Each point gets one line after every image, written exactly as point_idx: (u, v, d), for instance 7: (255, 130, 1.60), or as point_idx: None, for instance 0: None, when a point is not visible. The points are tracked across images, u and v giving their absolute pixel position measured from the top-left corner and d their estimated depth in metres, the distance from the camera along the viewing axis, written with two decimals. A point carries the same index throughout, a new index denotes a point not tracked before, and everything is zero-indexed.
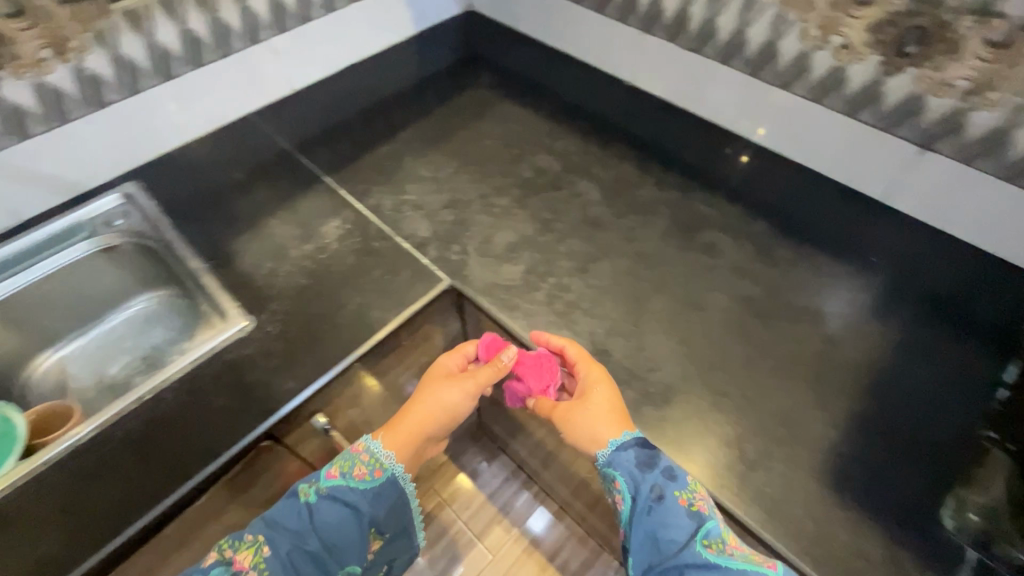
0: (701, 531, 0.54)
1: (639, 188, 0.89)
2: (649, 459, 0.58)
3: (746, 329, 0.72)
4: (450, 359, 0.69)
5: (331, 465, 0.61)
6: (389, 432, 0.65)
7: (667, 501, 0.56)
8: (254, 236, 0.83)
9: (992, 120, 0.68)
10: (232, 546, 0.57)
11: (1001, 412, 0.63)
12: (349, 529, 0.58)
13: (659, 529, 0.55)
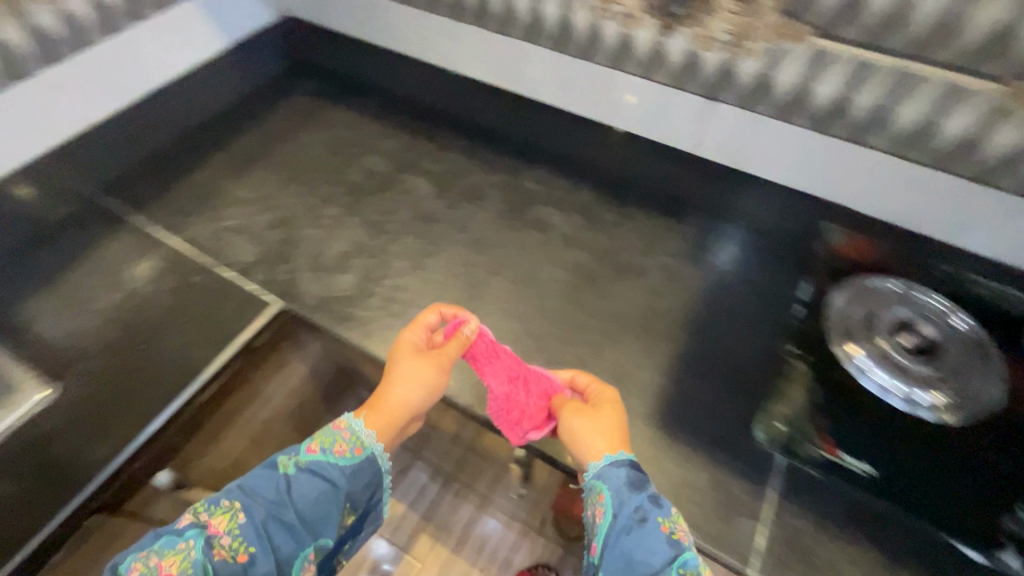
0: (682, 561, 0.50)
1: (470, 177, 0.90)
2: (639, 483, 0.55)
3: (576, 296, 0.75)
4: (417, 332, 0.65)
5: (311, 439, 0.59)
6: (370, 411, 0.61)
7: (651, 525, 0.52)
8: (47, 295, 0.75)
9: (755, 66, 0.72)
10: (207, 509, 0.55)
11: (800, 326, 0.71)
12: (326, 507, 0.56)
13: (635, 552, 0.50)
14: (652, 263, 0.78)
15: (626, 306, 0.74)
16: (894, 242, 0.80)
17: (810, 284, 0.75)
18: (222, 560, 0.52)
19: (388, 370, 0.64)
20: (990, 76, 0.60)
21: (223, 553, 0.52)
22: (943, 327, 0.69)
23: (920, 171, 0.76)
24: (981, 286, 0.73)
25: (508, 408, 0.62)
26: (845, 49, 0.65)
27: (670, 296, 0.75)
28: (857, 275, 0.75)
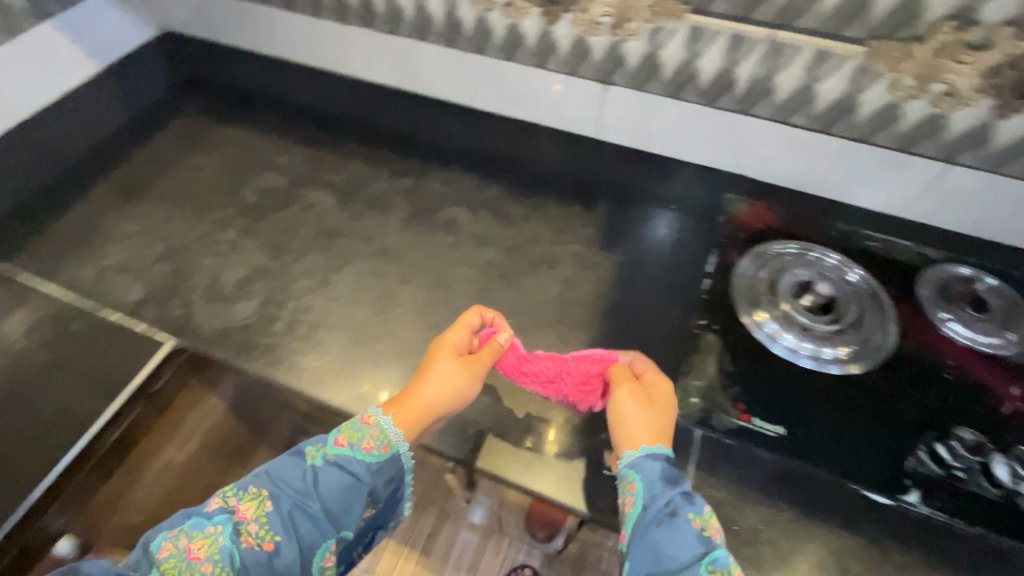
0: (713, 556, 0.47)
1: (374, 183, 0.86)
2: (676, 481, 0.53)
3: (490, 296, 0.73)
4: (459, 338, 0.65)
5: (340, 432, 0.56)
6: (401, 408, 0.59)
7: (681, 520, 0.50)
8: None
9: (641, 47, 0.76)
10: (235, 494, 0.52)
11: (707, 300, 0.71)
12: (351, 502, 0.53)
13: (668, 542, 0.49)
14: (564, 251, 0.78)
15: (540, 299, 0.73)
16: (791, 208, 0.82)
17: (716, 258, 0.76)
18: (249, 547, 0.49)
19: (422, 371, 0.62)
20: (852, 40, 0.65)
21: (249, 541, 0.50)
22: (837, 285, 0.72)
23: (804, 137, 0.78)
24: (870, 240, 0.78)
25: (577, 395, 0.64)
26: (722, 24, 0.69)
27: (584, 283, 0.75)
28: (760, 241, 0.77)
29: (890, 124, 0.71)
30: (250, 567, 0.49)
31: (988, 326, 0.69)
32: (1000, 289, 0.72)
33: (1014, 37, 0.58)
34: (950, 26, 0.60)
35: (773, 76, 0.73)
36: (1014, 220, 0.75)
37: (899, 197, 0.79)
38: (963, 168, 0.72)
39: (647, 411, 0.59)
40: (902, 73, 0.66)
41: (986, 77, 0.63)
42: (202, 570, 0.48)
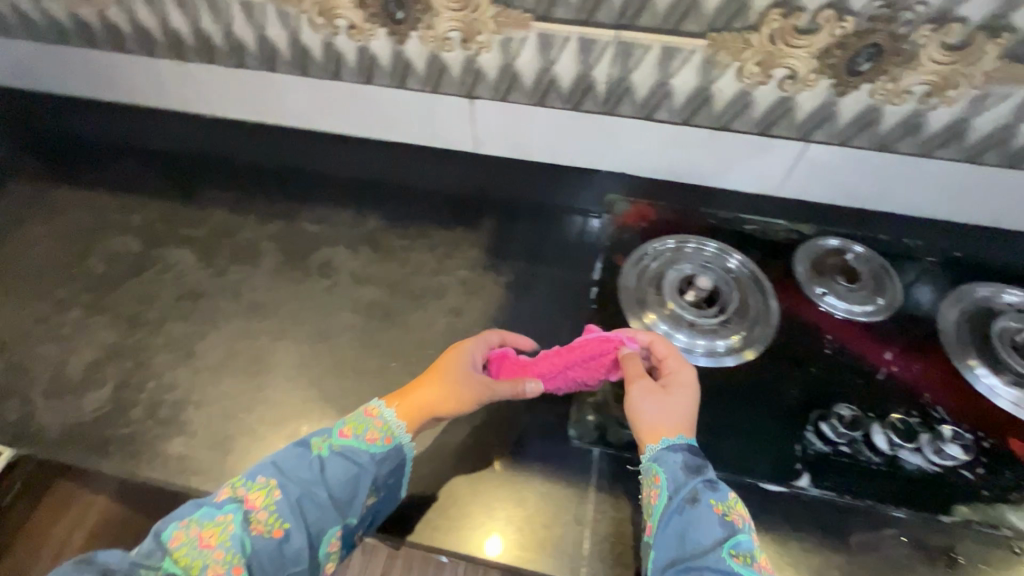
0: (737, 540, 0.45)
1: (240, 233, 0.80)
2: (703, 471, 0.50)
3: (374, 340, 0.69)
4: (471, 346, 0.61)
5: (344, 423, 0.54)
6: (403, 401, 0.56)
7: (703, 507, 0.48)
8: None
9: (496, 58, 0.74)
10: (244, 483, 0.49)
11: (596, 309, 0.70)
12: (359, 490, 0.51)
13: (687, 530, 0.47)
14: (450, 279, 0.75)
15: (428, 335, 0.69)
16: (672, 201, 0.83)
17: (603, 262, 0.75)
18: (259, 535, 0.46)
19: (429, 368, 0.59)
20: (692, 33, 0.65)
21: (259, 529, 0.46)
22: (720, 275, 0.73)
23: (671, 133, 0.78)
24: (749, 223, 0.80)
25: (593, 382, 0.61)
26: (569, 29, 0.68)
27: (474, 311, 0.72)
28: (642, 242, 0.77)
29: (745, 111, 0.72)
30: (261, 557, 0.45)
31: (862, 294, 0.72)
32: (867, 257, 0.75)
33: (835, 19, 0.60)
34: (778, 13, 0.61)
35: (629, 75, 0.72)
36: (876, 187, 0.77)
37: (770, 180, 0.80)
38: (819, 147, 0.74)
39: (665, 398, 0.55)
40: (746, 61, 0.66)
41: (820, 58, 0.64)
42: (212, 558, 0.43)
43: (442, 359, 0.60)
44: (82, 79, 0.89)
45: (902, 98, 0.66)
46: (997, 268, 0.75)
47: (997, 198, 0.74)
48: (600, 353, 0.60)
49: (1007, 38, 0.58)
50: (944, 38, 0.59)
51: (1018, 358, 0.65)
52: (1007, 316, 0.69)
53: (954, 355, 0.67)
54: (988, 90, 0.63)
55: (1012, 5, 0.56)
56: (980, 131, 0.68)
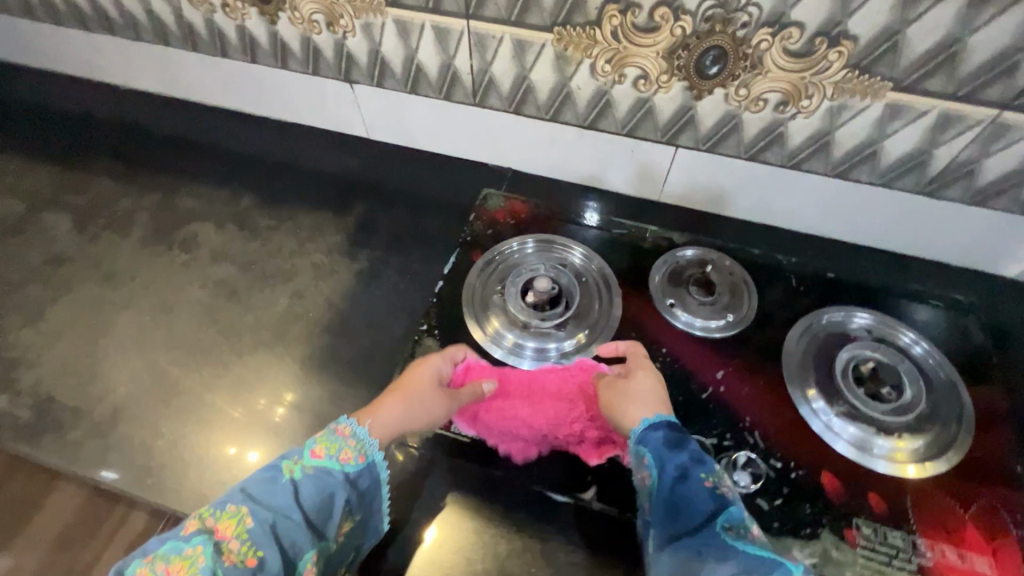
0: (728, 510, 0.44)
1: (119, 202, 0.82)
2: (693, 455, 0.49)
3: (213, 316, 0.70)
4: (439, 361, 0.60)
5: (315, 443, 0.50)
6: (376, 416, 0.54)
7: (692, 481, 0.47)
8: None
9: (362, 43, 0.73)
10: (212, 513, 0.45)
11: (434, 303, 0.70)
12: (332, 513, 0.47)
13: (681, 503, 0.45)
14: (304, 262, 0.75)
15: (266, 316, 0.70)
16: (547, 199, 0.81)
17: (457, 256, 0.74)
18: (231, 566, 0.42)
19: (400, 386, 0.57)
20: (538, 27, 0.63)
21: (231, 560, 0.42)
22: (570, 278, 0.71)
23: (541, 128, 0.76)
24: (618, 227, 0.76)
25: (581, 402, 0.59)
26: (422, 17, 0.67)
27: (318, 295, 0.72)
28: (496, 241, 0.75)
29: (608, 111, 0.70)
30: None
31: (717, 307, 0.69)
32: (729, 267, 0.72)
33: (672, 17, 0.57)
34: (616, 9, 0.59)
35: (489, 67, 0.70)
36: (749, 198, 0.75)
37: (653, 184, 0.78)
38: (685, 151, 0.71)
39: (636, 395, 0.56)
40: (596, 58, 0.64)
41: (667, 59, 0.61)
42: None
43: (410, 376, 0.58)
44: (13, 46, 0.95)
45: (757, 106, 0.63)
46: (869, 290, 0.71)
47: (873, 213, 0.71)
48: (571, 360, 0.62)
49: (849, 46, 0.54)
50: (786, 43, 0.56)
51: (856, 388, 0.62)
52: (856, 342, 0.65)
53: (791, 381, 0.63)
54: (842, 102, 0.59)
55: (847, 11, 0.52)
56: (844, 145, 0.64)
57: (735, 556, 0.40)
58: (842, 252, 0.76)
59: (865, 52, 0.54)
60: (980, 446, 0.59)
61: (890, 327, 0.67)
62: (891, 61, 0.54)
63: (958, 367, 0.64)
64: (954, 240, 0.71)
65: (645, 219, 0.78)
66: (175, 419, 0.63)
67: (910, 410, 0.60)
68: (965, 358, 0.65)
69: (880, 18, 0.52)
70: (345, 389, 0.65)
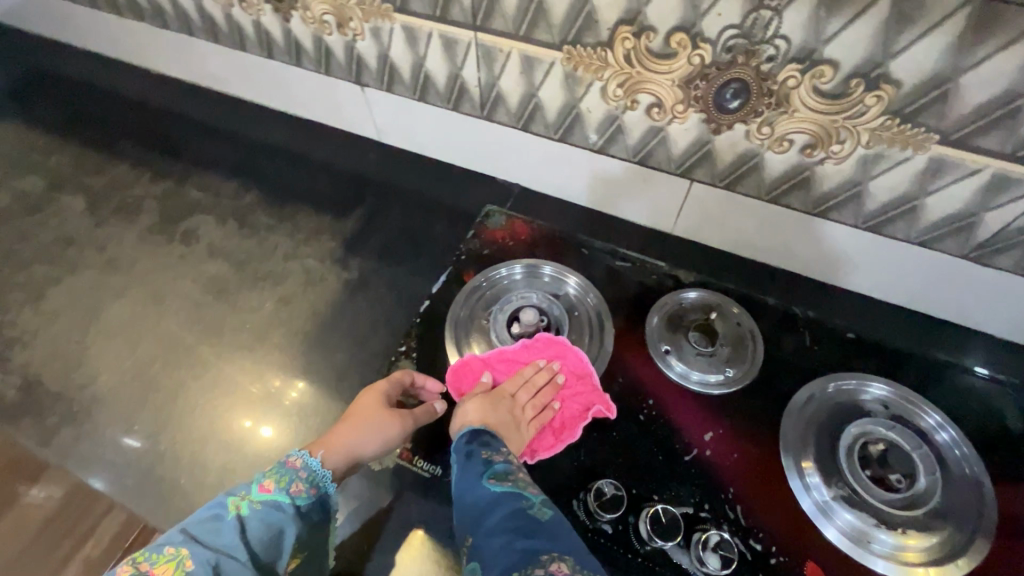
0: (494, 467, 0.51)
1: (132, 188, 0.83)
2: (477, 435, 0.54)
3: (201, 313, 0.70)
4: (387, 385, 0.59)
5: (263, 476, 0.48)
6: (330, 449, 0.53)
7: (473, 460, 0.52)
8: None
9: (372, 47, 0.71)
10: (146, 558, 0.42)
11: (416, 322, 0.67)
12: (280, 553, 0.46)
13: (461, 479, 0.50)
14: (295, 265, 0.74)
15: (251, 319, 0.70)
16: (552, 220, 0.77)
17: (449, 274, 0.71)
18: None
19: (350, 414, 0.57)
20: (547, 44, 0.59)
21: None
22: (560, 312, 0.67)
23: (548, 147, 0.72)
24: (622, 259, 0.71)
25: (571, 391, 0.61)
26: (429, 25, 0.64)
27: (304, 302, 0.71)
28: (489, 263, 0.71)
29: (619, 136, 0.65)
30: None
31: (717, 360, 0.63)
32: (737, 315, 0.66)
33: (690, 45, 0.52)
34: (629, 31, 0.53)
35: (497, 81, 0.66)
36: (768, 240, 0.68)
37: (664, 216, 0.73)
38: (698, 184, 0.65)
39: (496, 408, 0.57)
40: (608, 81, 0.59)
41: (683, 88, 0.56)
42: None
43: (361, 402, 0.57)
44: (57, 24, 0.98)
45: (782, 147, 0.56)
46: (895, 357, 0.63)
47: (906, 271, 0.64)
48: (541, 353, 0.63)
49: (890, 92, 0.47)
50: (817, 82, 0.49)
51: (860, 470, 0.55)
52: (869, 418, 0.58)
53: (787, 453, 0.58)
54: (879, 151, 0.52)
55: (889, 52, 0.45)
56: (878, 198, 0.57)
57: (482, 502, 0.47)
58: (867, 309, 0.69)
59: (909, 99, 0.47)
60: (1001, 557, 0.52)
61: (911, 403, 0.59)
62: (939, 112, 0.47)
63: (984, 457, 0.57)
64: (999, 310, 0.63)
65: (654, 253, 0.73)
66: (149, 414, 0.63)
67: (922, 504, 0.53)
68: (996, 449, 0.57)
69: (928, 64, 0.45)
70: (317, 404, 0.64)
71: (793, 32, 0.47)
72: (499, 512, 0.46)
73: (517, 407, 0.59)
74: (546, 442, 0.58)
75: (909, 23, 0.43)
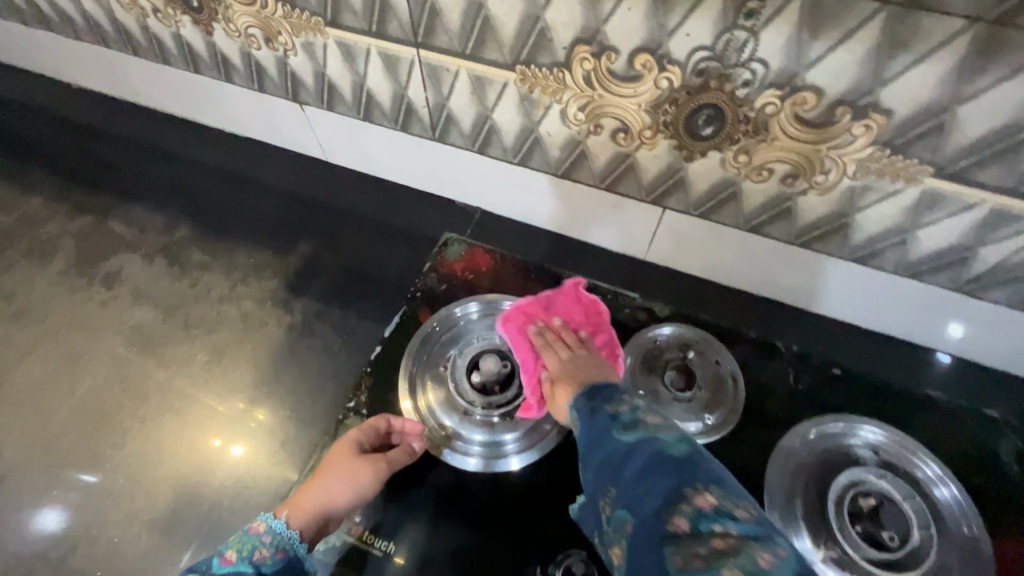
0: (620, 417, 0.42)
1: (46, 223, 0.75)
2: (596, 390, 0.47)
3: (125, 370, 0.63)
4: (360, 434, 0.54)
5: (227, 549, 0.47)
6: (296, 511, 0.50)
7: (597, 416, 0.44)
8: None
9: (306, 64, 0.63)
10: None
11: (367, 373, 0.60)
12: None
13: (590, 439, 0.42)
14: (233, 308, 0.67)
15: (181, 374, 0.63)
16: (516, 249, 0.71)
17: (404, 313, 0.65)
18: None
19: (319, 470, 0.53)
20: (497, 64, 0.52)
21: None
22: None
23: (507, 170, 0.65)
24: (594, 290, 0.65)
25: (575, 312, 0.59)
26: (366, 40, 0.56)
27: (243, 351, 0.64)
28: (446, 300, 0.65)
29: (583, 161, 0.59)
30: None
31: (695, 406, 0.58)
32: (716, 353, 0.61)
33: (656, 67, 0.45)
34: (587, 51, 0.47)
35: (446, 101, 0.59)
36: (748, 266, 0.63)
37: (637, 241, 0.67)
38: (672, 211, 0.60)
39: (564, 380, 0.51)
40: (568, 104, 0.53)
41: (651, 113, 0.49)
42: None
43: (332, 457, 0.53)
44: None
45: (761, 176, 0.51)
46: (882, 393, 0.59)
47: (894, 301, 0.59)
48: (518, 335, 0.57)
49: (879, 122, 0.42)
50: (799, 109, 0.44)
51: (849, 525, 0.51)
52: (859, 466, 0.54)
53: (771, 507, 0.53)
54: (867, 183, 0.47)
55: (880, 79, 0.39)
56: (867, 229, 0.51)
57: (613, 455, 0.40)
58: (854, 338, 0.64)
59: (902, 129, 0.42)
60: None
61: (906, 450, 0.55)
62: (933, 144, 0.42)
63: (978, 505, 0.53)
64: (991, 339, 0.59)
65: (626, 283, 0.68)
66: (64, 493, 0.57)
67: (916, 565, 0.49)
68: (985, 497, 0.54)
69: (923, 91, 0.39)
70: (253, 470, 0.57)
71: (772, 55, 0.41)
72: (635, 467, 0.38)
73: (575, 356, 0.53)
74: (615, 356, 0.57)
75: (903, 48, 0.37)
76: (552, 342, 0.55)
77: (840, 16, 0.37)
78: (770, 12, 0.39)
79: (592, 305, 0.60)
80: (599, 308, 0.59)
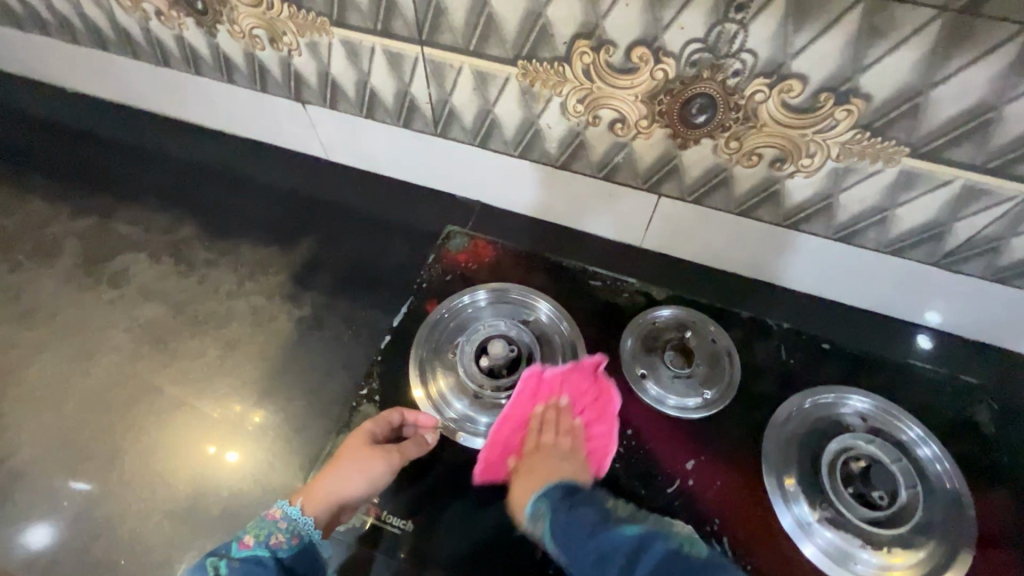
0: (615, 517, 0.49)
1: (47, 224, 0.75)
2: (574, 488, 0.51)
3: (135, 366, 0.64)
4: (373, 426, 0.55)
5: (244, 533, 0.49)
6: (311, 499, 0.51)
7: (588, 511, 0.49)
8: None
9: (310, 63, 0.65)
10: None
11: (377, 361, 0.62)
12: None
13: (593, 533, 0.47)
14: (241, 304, 0.68)
15: (193, 368, 0.64)
16: (517, 239, 0.73)
17: (410, 303, 0.67)
18: None
19: (333, 460, 0.54)
20: (500, 60, 0.54)
21: None
22: (530, 338, 0.63)
23: (507, 163, 0.68)
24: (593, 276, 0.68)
25: (583, 398, 0.58)
26: (370, 39, 0.58)
27: (253, 344, 0.65)
28: (451, 290, 0.67)
29: (582, 151, 0.61)
30: None
31: (694, 383, 0.60)
32: (713, 333, 0.63)
33: (652, 59, 0.48)
34: (587, 45, 0.50)
35: (449, 97, 0.62)
36: (739, 249, 0.66)
37: (633, 228, 0.70)
38: (667, 197, 0.62)
39: (531, 476, 0.52)
40: (568, 96, 0.55)
41: (647, 103, 0.52)
42: None
43: (346, 448, 0.54)
44: None
45: (751, 161, 0.54)
46: (869, 365, 0.63)
47: (877, 278, 0.63)
48: (522, 402, 0.57)
49: (859, 106, 0.45)
50: (785, 96, 0.47)
51: (843, 487, 0.54)
52: (848, 433, 0.57)
53: (768, 474, 0.56)
54: (849, 164, 0.50)
55: (859, 66, 0.43)
56: (850, 209, 0.55)
57: (629, 545, 0.46)
58: (840, 315, 0.68)
59: (880, 112, 0.45)
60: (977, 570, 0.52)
61: (891, 417, 0.59)
62: (908, 126, 0.46)
63: (960, 465, 0.57)
64: (967, 311, 0.63)
65: (623, 269, 0.71)
66: (81, 486, 0.58)
67: (905, 520, 0.53)
68: (966, 458, 0.57)
69: (899, 76, 0.43)
70: (270, 459, 0.59)
71: (760, 45, 0.44)
72: (650, 555, 0.45)
73: (557, 452, 0.54)
74: (605, 453, 0.56)
75: (879, 37, 0.41)
76: (546, 430, 0.55)
77: (822, 8, 0.40)
78: (758, 5, 0.42)
79: (604, 394, 0.59)
80: (608, 401, 0.58)
